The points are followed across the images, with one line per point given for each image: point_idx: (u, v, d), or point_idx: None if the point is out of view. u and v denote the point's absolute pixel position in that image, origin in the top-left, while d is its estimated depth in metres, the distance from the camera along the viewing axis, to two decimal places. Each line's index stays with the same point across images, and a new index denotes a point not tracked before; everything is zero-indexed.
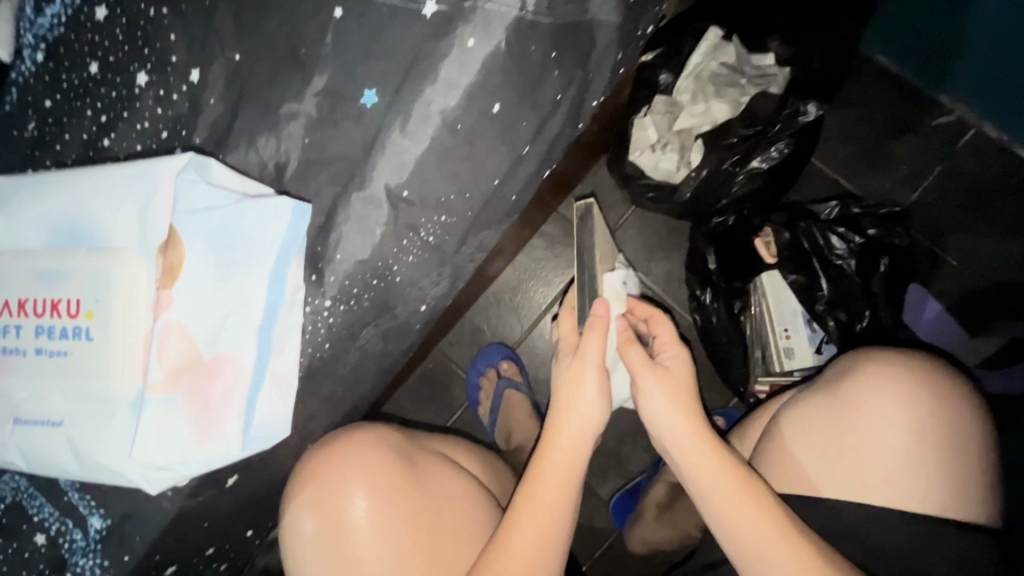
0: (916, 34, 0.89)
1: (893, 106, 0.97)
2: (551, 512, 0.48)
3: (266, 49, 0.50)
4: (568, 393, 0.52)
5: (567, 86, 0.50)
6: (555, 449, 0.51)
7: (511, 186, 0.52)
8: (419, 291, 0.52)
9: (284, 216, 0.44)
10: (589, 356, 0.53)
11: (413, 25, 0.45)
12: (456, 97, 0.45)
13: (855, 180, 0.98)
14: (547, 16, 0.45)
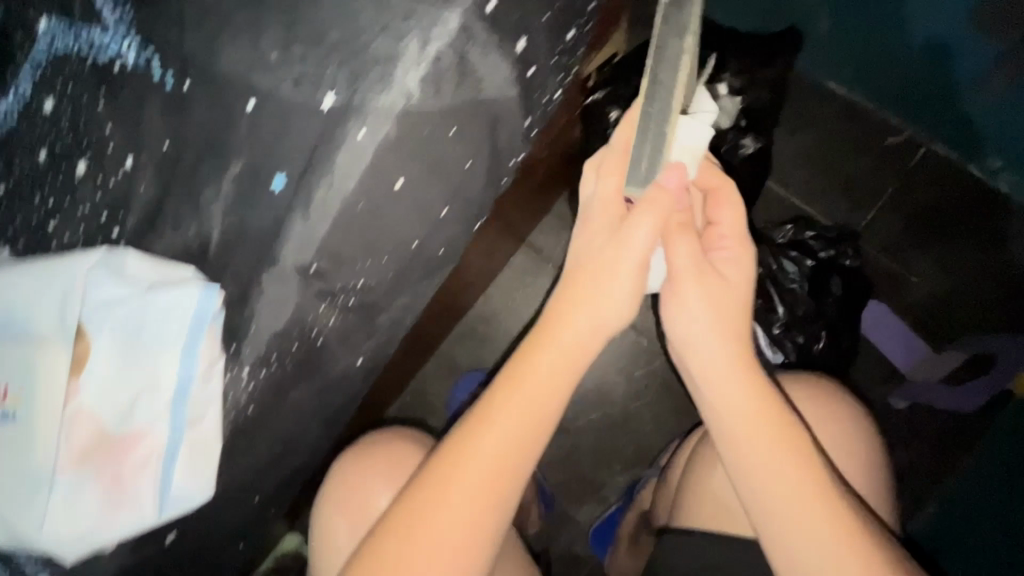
0: (848, 63, 1.13)
1: (832, 136, 1.20)
2: (542, 390, 0.57)
3: (193, 134, 0.55)
4: (600, 278, 0.57)
5: (473, 155, 0.54)
6: (565, 341, 0.57)
7: (430, 246, 0.56)
8: (349, 347, 0.56)
9: (193, 300, 0.49)
10: (632, 241, 0.56)
11: (314, 115, 0.51)
12: (358, 176, 0.50)
13: (811, 199, 1.20)
14: (435, 103, 0.50)
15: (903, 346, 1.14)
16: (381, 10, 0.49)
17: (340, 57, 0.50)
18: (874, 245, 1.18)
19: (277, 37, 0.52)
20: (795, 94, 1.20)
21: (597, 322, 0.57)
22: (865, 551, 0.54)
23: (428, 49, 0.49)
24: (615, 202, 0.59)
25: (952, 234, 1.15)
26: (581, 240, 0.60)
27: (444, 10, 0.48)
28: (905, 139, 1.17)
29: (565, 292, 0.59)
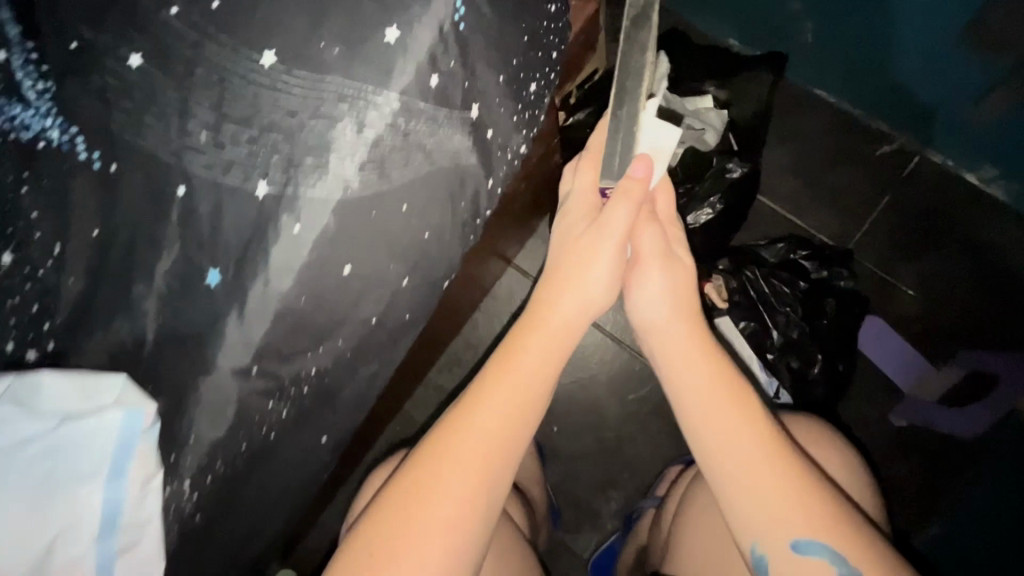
0: (838, 69, 1.10)
1: (829, 146, 1.16)
2: (530, 372, 0.59)
3: (124, 221, 0.50)
4: (584, 262, 0.62)
5: (432, 225, 0.53)
6: (548, 320, 0.61)
7: (389, 317, 0.55)
8: (313, 425, 0.56)
9: (110, 425, 0.44)
10: (609, 227, 0.61)
11: (248, 204, 0.46)
12: (297, 271, 0.46)
13: (804, 216, 1.15)
14: (380, 186, 0.47)
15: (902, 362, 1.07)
16: (313, 90, 0.44)
17: (274, 141, 0.45)
18: (868, 257, 1.13)
19: (204, 116, 0.48)
20: (783, 103, 1.17)
21: (576, 304, 0.62)
22: (808, 502, 0.54)
23: (366, 132, 0.45)
24: (593, 195, 0.66)
25: (944, 243, 1.11)
26: (562, 234, 0.66)
27: (381, 88, 0.44)
28: (898, 147, 1.13)
29: (550, 278, 0.64)
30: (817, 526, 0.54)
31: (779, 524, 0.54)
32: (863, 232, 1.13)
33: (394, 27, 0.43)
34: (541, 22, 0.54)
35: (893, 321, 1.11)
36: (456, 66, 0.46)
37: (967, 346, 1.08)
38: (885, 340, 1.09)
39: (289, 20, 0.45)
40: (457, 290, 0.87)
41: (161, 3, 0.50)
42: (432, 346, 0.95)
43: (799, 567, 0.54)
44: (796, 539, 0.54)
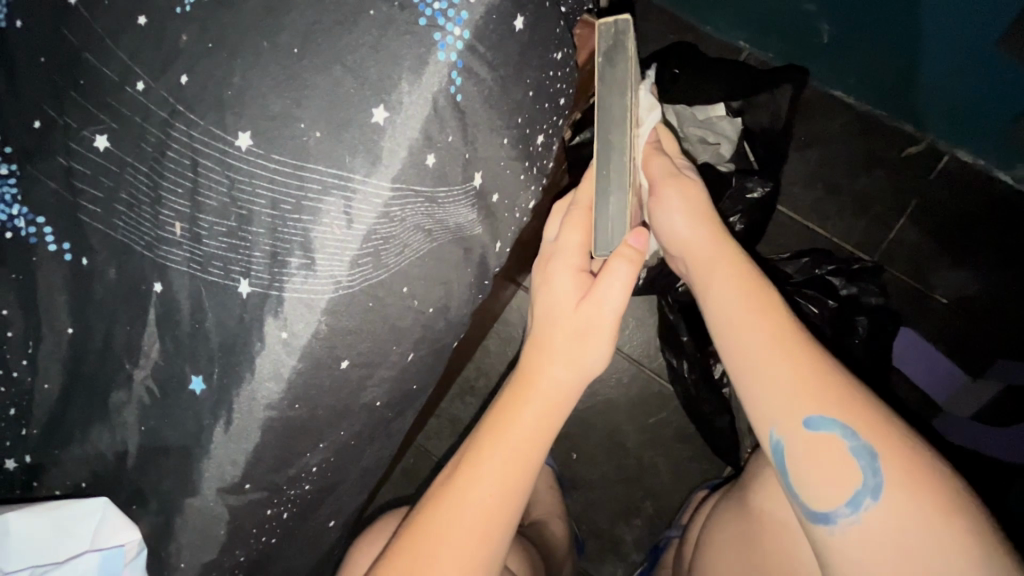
0: (855, 72, 1.01)
1: (855, 150, 1.08)
2: (526, 446, 0.51)
3: (99, 320, 0.46)
4: (583, 334, 0.53)
5: (436, 298, 0.46)
6: (538, 387, 0.53)
7: (392, 398, 0.49)
8: (318, 512, 0.51)
9: (87, 568, 0.42)
10: (604, 300, 0.52)
11: (230, 306, 0.41)
12: (288, 376, 0.41)
13: (827, 224, 1.09)
14: (376, 276, 0.42)
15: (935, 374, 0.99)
16: (294, 178, 0.39)
17: (255, 235, 0.40)
18: (895, 266, 1.06)
19: (179, 205, 0.43)
20: (801, 106, 1.09)
21: (574, 369, 0.53)
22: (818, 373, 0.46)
23: (355, 226, 0.40)
24: (579, 256, 0.56)
25: (977, 251, 1.04)
26: (543, 293, 0.56)
27: (369, 175, 0.39)
28: (924, 148, 1.05)
29: (539, 338, 0.55)
30: (828, 398, 0.45)
31: (785, 393, 0.46)
32: (889, 238, 1.06)
33: (380, 106, 0.38)
34: (547, 71, 0.46)
35: (923, 330, 1.05)
36: (455, 139, 0.41)
37: (1003, 356, 1.02)
38: (917, 352, 1.00)
39: (264, 99, 0.40)
40: (469, 331, 0.80)
41: (125, 78, 0.45)
42: (442, 388, 0.90)
43: (810, 444, 0.45)
44: (804, 410, 0.45)
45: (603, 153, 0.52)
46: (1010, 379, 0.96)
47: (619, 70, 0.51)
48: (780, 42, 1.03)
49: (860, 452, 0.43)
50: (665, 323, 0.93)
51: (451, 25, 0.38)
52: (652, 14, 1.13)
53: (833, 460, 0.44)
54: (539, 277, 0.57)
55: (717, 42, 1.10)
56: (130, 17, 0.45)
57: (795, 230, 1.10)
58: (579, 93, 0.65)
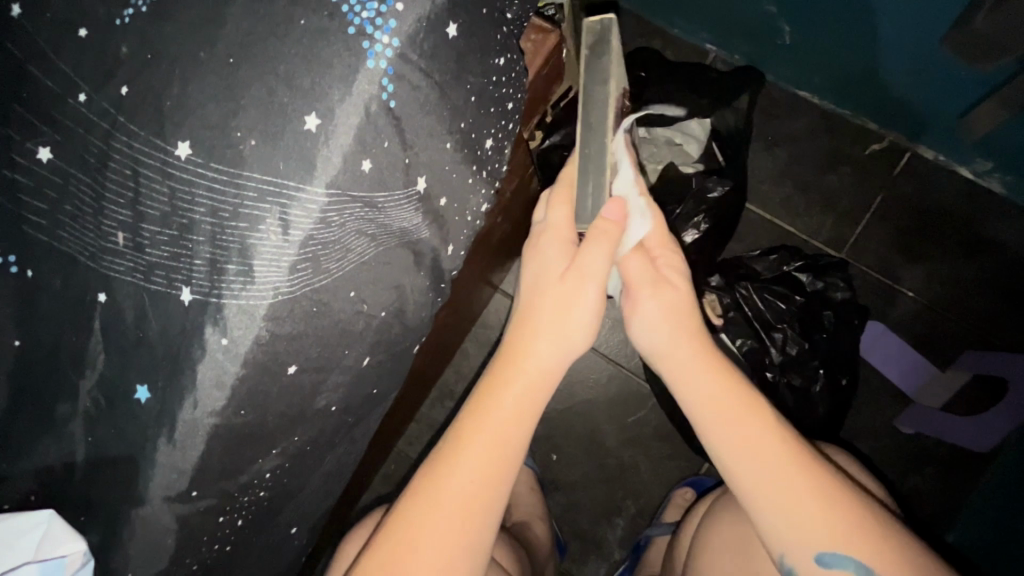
0: (816, 71, 1.03)
1: (820, 148, 1.10)
2: (507, 432, 0.51)
3: (48, 333, 0.46)
4: (566, 304, 0.53)
5: (388, 303, 0.47)
6: (522, 368, 0.53)
7: (349, 403, 0.50)
8: (277, 519, 0.51)
9: None
10: (589, 269, 0.53)
11: (172, 315, 0.41)
12: (230, 384, 0.42)
13: (795, 222, 1.11)
14: (317, 283, 0.42)
15: (903, 366, 1.03)
16: (231, 187, 0.40)
17: (195, 243, 0.41)
18: (862, 262, 1.08)
19: (121, 215, 0.43)
20: (766, 107, 1.11)
21: (558, 346, 0.53)
22: (835, 515, 0.48)
23: (292, 234, 0.40)
24: (567, 230, 0.56)
25: (941, 244, 1.06)
26: (534, 265, 0.56)
27: (304, 182, 0.39)
28: (886, 145, 1.08)
29: (524, 311, 0.55)
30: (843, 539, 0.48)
31: (805, 536, 0.49)
32: (856, 234, 1.09)
33: (312, 114, 0.39)
34: (490, 77, 0.46)
35: (892, 323, 1.07)
36: (392, 145, 0.41)
37: (968, 346, 1.05)
38: (883, 347, 1.05)
39: (201, 108, 0.40)
40: (442, 333, 0.81)
41: (68, 90, 0.45)
42: (417, 393, 0.90)
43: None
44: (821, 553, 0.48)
45: (588, 131, 0.56)
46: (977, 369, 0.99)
47: (602, 64, 0.57)
48: (743, 44, 1.06)
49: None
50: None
51: (380, 33, 0.39)
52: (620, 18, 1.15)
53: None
54: (530, 250, 0.57)
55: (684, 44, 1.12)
56: (72, 30, 0.45)
57: (765, 228, 1.12)
58: (533, 98, 0.68)
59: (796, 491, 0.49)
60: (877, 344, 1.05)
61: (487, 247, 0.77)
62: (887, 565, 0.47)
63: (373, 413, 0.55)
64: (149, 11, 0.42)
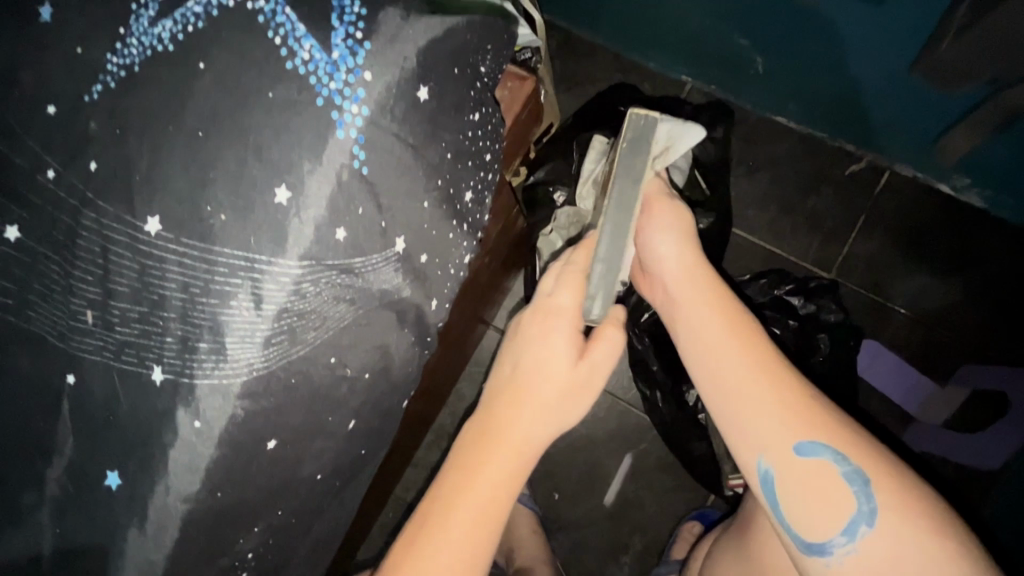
0: (790, 98, 1.05)
1: (802, 170, 1.11)
2: (492, 506, 0.50)
3: (14, 418, 0.44)
4: (572, 392, 0.55)
5: (371, 364, 0.45)
6: (509, 446, 0.52)
7: (334, 472, 0.47)
8: None
9: None
10: (598, 363, 0.55)
11: (143, 396, 0.40)
12: (205, 463, 0.40)
13: (783, 243, 1.11)
14: (295, 353, 0.41)
15: (904, 381, 1.02)
16: (201, 262, 0.39)
17: (165, 321, 0.39)
18: (852, 281, 1.09)
19: (90, 294, 0.42)
20: (746, 133, 1.13)
21: (550, 427, 0.53)
22: (808, 405, 0.51)
23: (266, 307, 0.39)
24: (575, 313, 0.56)
25: (928, 260, 1.07)
26: (540, 349, 0.55)
27: (277, 254, 0.38)
28: (865, 165, 1.09)
29: (516, 390, 0.53)
30: (817, 426, 0.50)
31: (780, 422, 0.51)
32: (844, 253, 1.09)
33: (282, 186, 0.38)
34: (466, 132, 0.46)
35: (887, 341, 1.07)
36: (367, 212, 0.40)
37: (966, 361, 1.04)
38: (881, 366, 1.04)
39: (169, 184, 0.39)
40: (434, 379, 0.79)
41: (37, 167, 0.44)
42: (413, 440, 0.87)
43: (804, 470, 0.50)
44: (795, 433, 0.50)
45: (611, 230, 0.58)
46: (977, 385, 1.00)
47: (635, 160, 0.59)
48: (718, 74, 1.08)
49: (853, 480, 0.48)
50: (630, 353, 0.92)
51: (348, 104, 0.38)
52: (596, 54, 1.17)
53: (826, 485, 0.49)
54: (536, 331, 0.56)
55: (660, 77, 1.14)
56: (41, 108, 0.45)
57: (753, 251, 1.12)
58: (514, 140, 0.69)
59: (760, 378, 0.53)
60: (876, 360, 1.04)
61: (474, 288, 0.76)
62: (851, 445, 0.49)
63: (362, 477, 0.52)
64: (117, 86, 0.42)
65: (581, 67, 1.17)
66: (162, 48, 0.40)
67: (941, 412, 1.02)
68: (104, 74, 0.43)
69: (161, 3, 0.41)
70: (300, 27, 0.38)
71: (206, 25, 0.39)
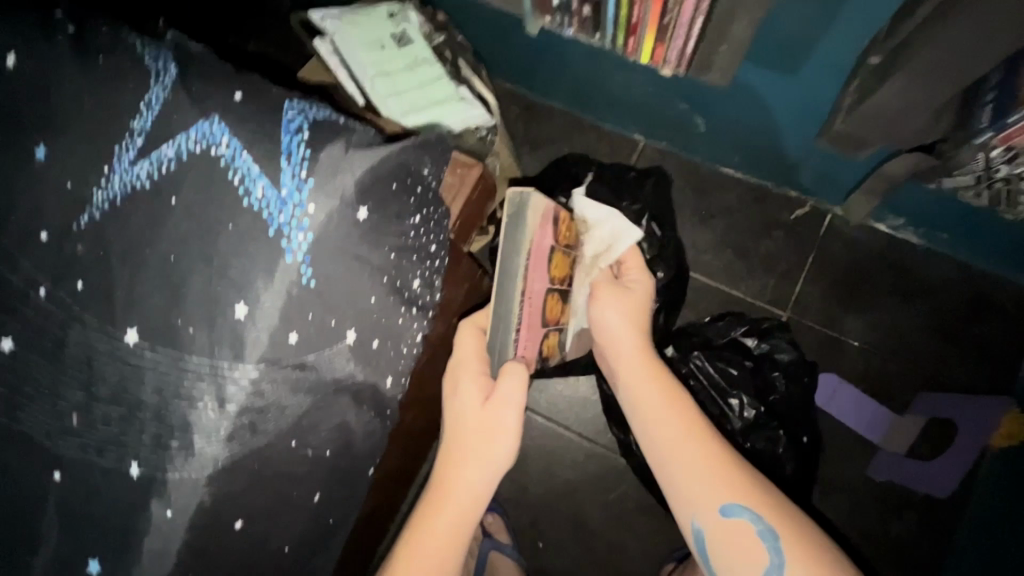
0: (731, 155, 1.14)
1: (753, 216, 1.19)
2: (446, 546, 0.62)
3: (5, 515, 0.48)
4: (488, 434, 0.65)
5: (331, 442, 0.51)
6: (451, 493, 0.63)
7: (303, 543, 0.52)
8: None
9: None
10: (503, 403, 0.65)
11: (122, 488, 0.45)
12: (178, 543, 0.45)
13: (740, 286, 1.19)
14: (257, 442, 0.47)
15: (863, 414, 1.11)
16: (173, 369, 0.45)
17: (142, 421, 0.45)
18: (807, 318, 1.16)
19: (75, 397, 0.47)
20: (697, 185, 1.21)
21: (479, 471, 0.64)
22: (731, 471, 0.63)
23: (227, 406, 0.45)
24: (474, 362, 0.68)
25: (874, 293, 1.15)
26: (453, 400, 0.67)
27: (237, 360, 0.45)
28: (808, 210, 1.17)
29: (449, 445, 0.66)
30: (739, 491, 0.62)
31: (710, 492, 0.63)
32: (796, 293, 1.17)
33: (241, 302, 0.45)
34: (409, 232, 0.53)
35: (842, 373, 1.14)
36: (317, 315, 0.47)
37: (916, 389, 1.12)
38: (840, 399, 1.12)
39: (146, 302, 0.46)
40: (411, 439, 0.84)
41: (31, 286, 0.50)
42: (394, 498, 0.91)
43: (727, 530, 0.62)
44: (721, 501, 0.62)
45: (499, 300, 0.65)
46: (935, 412, 1.08)
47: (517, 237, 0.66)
48: (665, 135, 1.17)
49: (766, 536, 0.60)
50: (604, 399, 1.00)
51: (295, 231, 0.45)
52: (555, 118, 1.27)
53: (745, 541, 0.61)
54: (448, 385, 0.68)
55: (615, 137, 1.24)
56: (34, 233, 0.51)
57: (712, 294, 1.19)
58: (468, 218, 0.77)
59: (695, 449, 0.65)
60: (837, 392, 1.12)
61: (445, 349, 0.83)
62: (766, 507, 0.62)
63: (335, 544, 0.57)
64: (101, 216, 0.49)
65: (542, 131, 1.26)
66: (140, 185, 0.48)
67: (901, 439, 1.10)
68: (91, 204, 0.49)
69: (139, 146, 0.48)
70: (255, 169, 0.46)
71: (178, 167, 0.47)
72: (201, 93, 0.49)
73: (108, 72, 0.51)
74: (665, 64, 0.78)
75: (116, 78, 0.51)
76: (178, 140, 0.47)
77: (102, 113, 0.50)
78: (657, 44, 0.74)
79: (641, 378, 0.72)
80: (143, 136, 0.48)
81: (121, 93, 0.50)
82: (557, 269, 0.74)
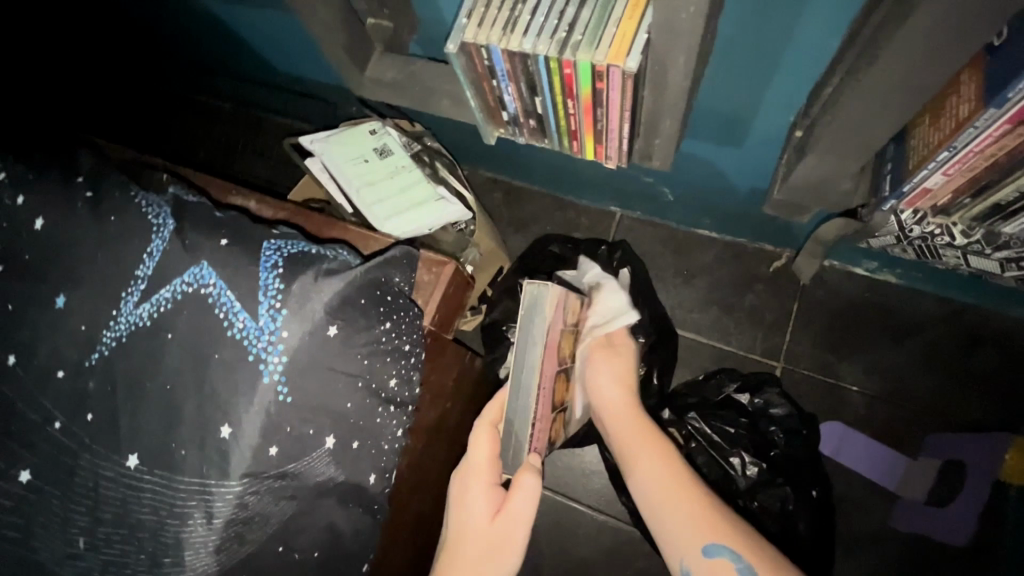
0: (704, 218, 1.19)
1: (732, 273, 1.23)
2: None
3: None
4: (497, 544, 0.68)
5: (318, 544, 0.55)
6: None
7: None
8: None
9: None
10: (514, 511, 0.69)
11: None
12: None
13: (731, 341, 1.21)
14: (243, 551, 0.52)
15: (872, 460, 1.10)
16: (167, 490, 0.51)
17: (140, 541, 0.51)
18: (802, 367, 1.18)
19: (81, 522, 0.53)
20: (676, 247, 1.26)
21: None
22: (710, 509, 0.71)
23: (215, 520, 0.51)
24: (486, 468, 0.73)
25: (863, 338, 1.16)
26: (463, 507, 0.71)
27: (222, 478, 0.51)
28: (786, 260, 1.21)
29: (450, 554, 0.68)
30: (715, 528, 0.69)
31: (690, 531, 0.70)
32: (787, 343, 1.19)
33: (225, 424, 0.51)
34: (382, 338, 0.58)
35: (845, 420, 1.14)
36: (294, 429, 0.53)
37: (922, 431, 1.11)
38: (847, 446, 1.12)
39: (145, 430, 0.52)
40: (416, 527, 0.85)
41: (47, 419, 0.57)
42: None
43: (711, 569, 0.67)
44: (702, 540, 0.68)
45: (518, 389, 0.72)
46: (946, 453, 1.07)
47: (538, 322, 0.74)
48: (639, 205, 1.25)
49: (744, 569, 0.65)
50: (608, 467, 1.02)
51: (271, 354, 0.52)
52: (537, 198, 1.35)
53: None
54: (457, 493, 0.73)
55: (593, 211, 1.32)
56: (52, 372, 0.58)
57: (704, 352, 1.22)
58: (450, 309, 0.82)
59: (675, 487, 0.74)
60: (843, 441, 1.12)
61: (443, 434, 0.87)
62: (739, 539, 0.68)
63: None
64: (109, 352, 0.56)
65: (525, 211, 1.35)
66: (143, 325, 0.55)
67: (919, 486, 1.08)
68: (101, 343, 0.56)
69: (142, 290, 0.56)
70: (237, 304, 0.53)
71: (174, 307, 0.54)
72: (194, 239, 0.57)
73: (117, 227, 0.60)
74: (608, 158, 0.88)
75: (126, 233, 0.60)
76: (174, 284, 0.55)
77: (112, 263, 0.59)
78: (598, 144, 0.84)
79: (632, 433, 0.84)
80: (145, 281, 0.56)
81: (130, 244, 0.59)
82: (568, 347, 0.83)
